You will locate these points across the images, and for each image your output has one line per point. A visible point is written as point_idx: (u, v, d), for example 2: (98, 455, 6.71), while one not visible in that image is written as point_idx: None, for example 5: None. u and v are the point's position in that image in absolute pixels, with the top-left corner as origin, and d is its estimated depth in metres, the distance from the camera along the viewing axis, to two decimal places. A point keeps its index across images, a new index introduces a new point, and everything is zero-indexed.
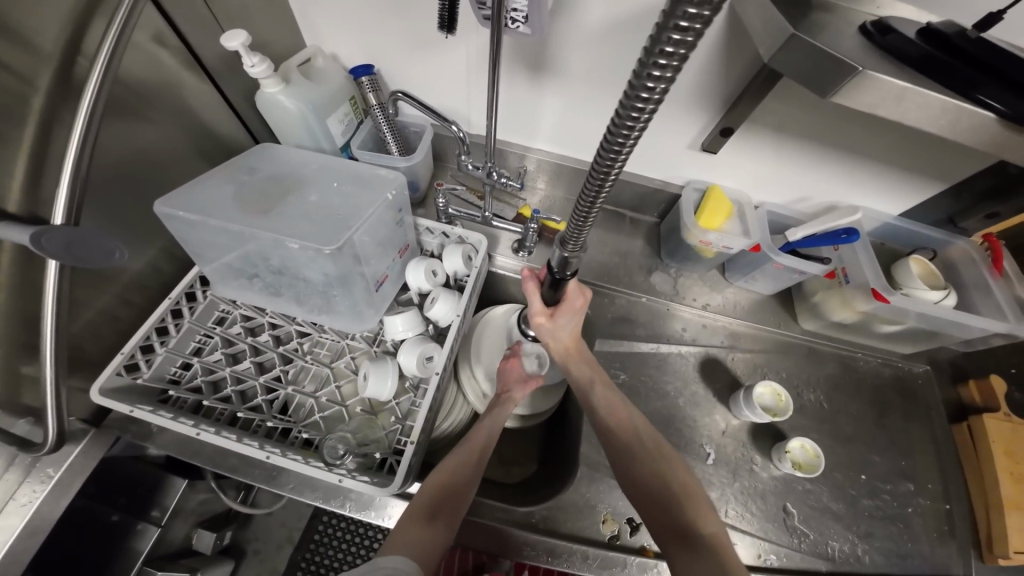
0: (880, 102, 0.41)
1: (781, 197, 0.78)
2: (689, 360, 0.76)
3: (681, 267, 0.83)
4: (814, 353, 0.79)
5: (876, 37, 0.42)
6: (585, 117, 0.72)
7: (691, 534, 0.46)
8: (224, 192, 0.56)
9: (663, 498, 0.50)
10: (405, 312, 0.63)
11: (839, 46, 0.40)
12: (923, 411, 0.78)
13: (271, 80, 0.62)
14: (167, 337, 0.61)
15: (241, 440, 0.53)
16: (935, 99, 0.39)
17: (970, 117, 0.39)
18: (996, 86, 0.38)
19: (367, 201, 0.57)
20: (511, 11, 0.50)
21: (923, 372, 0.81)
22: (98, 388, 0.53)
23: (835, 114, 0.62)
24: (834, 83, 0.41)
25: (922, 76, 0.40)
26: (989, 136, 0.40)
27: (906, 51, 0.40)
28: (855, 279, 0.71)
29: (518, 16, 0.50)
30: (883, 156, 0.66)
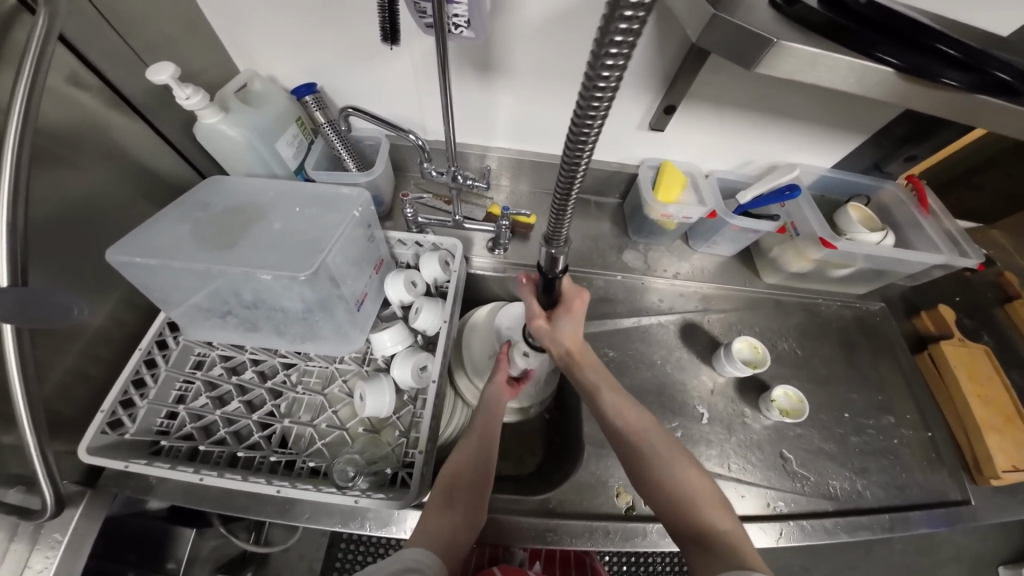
0: (799, 70, 0.45)
1: (729, 163, 0.83)
2: (670, 328, 0.80)
3: (648, 241, 0.87)
4: (782, 304, 0.85)
5: (785, 8, 0.45)
6: (537, 110, 0.74)
7: (706, 535, 0.47)
8: (183, 233, 0.54)
9: (679, 501, 0.50)
10: (391, 327, 0.63)
11: (758, 20, 0.44)
12: (884, 342, 0.86)
13: (208, 110, 0.60)
14: (146, 389, 0.59)
15: (246, 479, 0.52)
16: (843, 61, 0.43)
17: (875, 73, 0.44)
18: (894, 42, 0.43)
19: (335, 221, 0.56)
20: (453, 17, 0.51)
21: (879, 310, 0.89)
22: (84, 448, 0.52)
23: (764, 81, 0.67)
24: (755, 56, 0.44)
25: (829, 40, 0.44)
26: (892, 88, 0.45)
27: (813, 19, 0.44)
28: (803, 231, 0.76)
29: (460, 21, 0.52)
30: (812, 115, 0.72)
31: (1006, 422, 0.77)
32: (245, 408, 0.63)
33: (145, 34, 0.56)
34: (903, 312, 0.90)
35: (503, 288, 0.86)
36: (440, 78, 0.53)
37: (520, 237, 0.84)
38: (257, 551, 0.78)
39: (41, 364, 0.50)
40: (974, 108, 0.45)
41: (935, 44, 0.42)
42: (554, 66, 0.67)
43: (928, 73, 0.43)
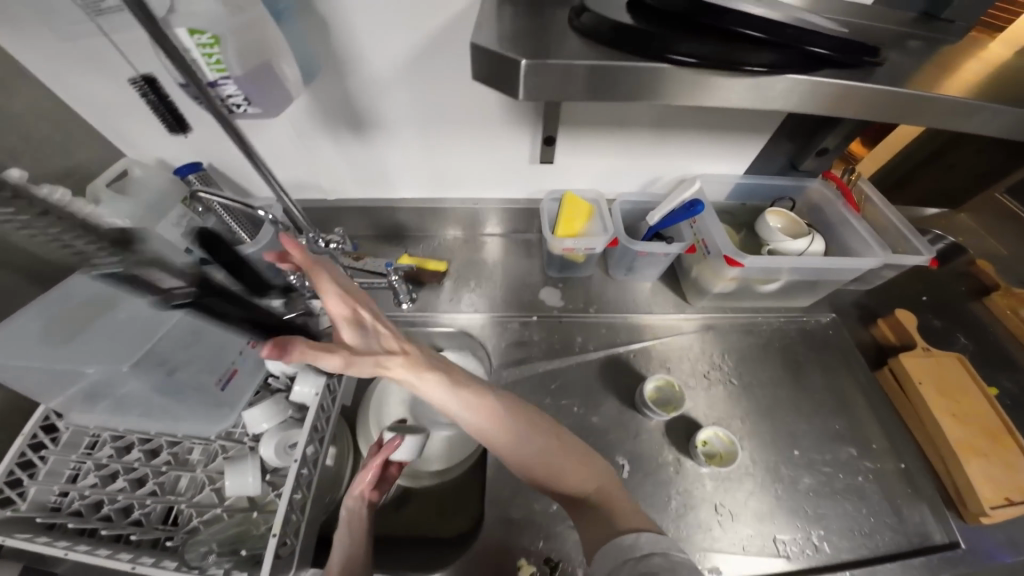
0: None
1: (635, 185, 0.80)
2: (593, 369, 0.74)
3: (567, 277, 0.83)
4: (714, 329, 0.80)
5: (574, 19, 0.39)
6: (420, 156, 0.73)
7: (583, 499, 0.53)
8: (37, 326, 0.54)
9: (558, 473, 0.54)
10: (264, 402, 0.61)
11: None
12: (839, 355, 0.79)
13: (77, 204, 0.60)
14: (38, 468, 0.57)
15: (109, 556, 0.49)
16: (638, 67, 0.35)
17: (682, 80, 0.35)
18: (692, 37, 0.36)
19: (176, 307, 0.59)
20: (225, 98, 0.43)
21: (830, 322, 0.82)
22: None
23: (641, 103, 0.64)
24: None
25: (615, 47, 0.36)
26: (704, 89, 0.36)
27: (598, 29, 0.37)
28: (713, 248, 0.70)
29: (237, 100, 0.43)
30: (703, 125, 0.69)
31: (993, 442, 0.67)
32: (133, 485, 0.60)
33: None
34: (857, 321, 0.84)
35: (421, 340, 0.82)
36: (257, 170, 0.48)
37: (431, 287, 0.81)
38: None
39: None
40: (822, 92, 0.37)
41: (737, 26, 0.35)
42: (421, 114, 0.65)
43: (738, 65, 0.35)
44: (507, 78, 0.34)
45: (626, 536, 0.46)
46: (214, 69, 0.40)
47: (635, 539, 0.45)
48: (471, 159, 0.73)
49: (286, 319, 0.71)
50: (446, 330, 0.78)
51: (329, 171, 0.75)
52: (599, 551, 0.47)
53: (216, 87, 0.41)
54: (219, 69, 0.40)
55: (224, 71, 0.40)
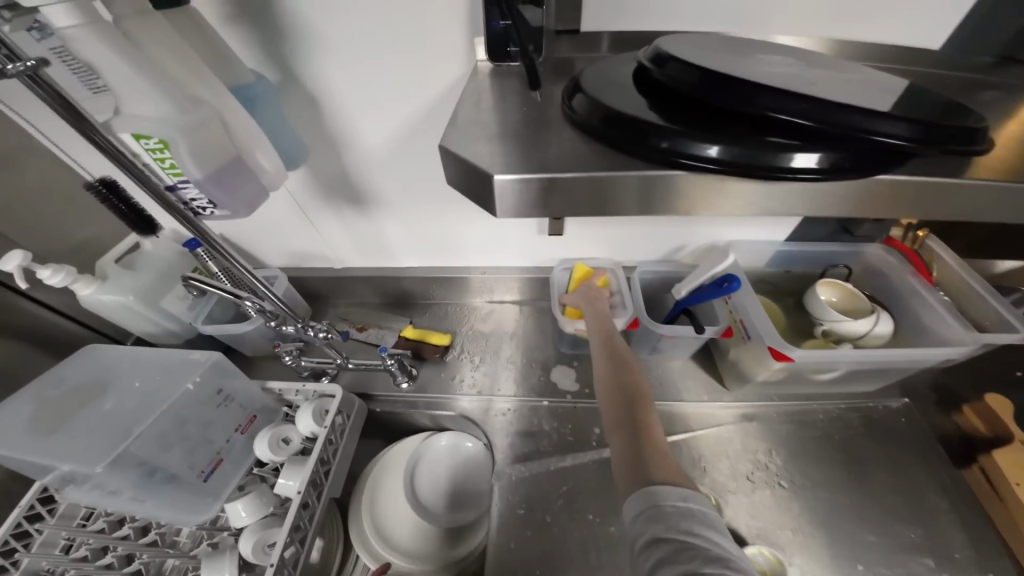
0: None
1: (655, 253, 0.72)
2: (612, 467, 0.64)
3: (582, 353, 0.75)
4: (759, 420, 0.69)
5: (566, 102, 0.32)
6: (423, 225, 0.69)
7: (644, 429, 0.47)
8: (21, 417, 0.50)
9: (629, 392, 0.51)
10: (249, 495, 0.56)
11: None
12: (918, 449, 0.66)
13: (82, 282, 0.60)
14: (31, 539, 0.53)
15: None
16: (618, 177, 0.27)
17: (679, 187, 0.27)
18: (703, 128, 0.27)
19: (167, 393, 0.53)
20: (190, 201, 0.41)
21: (901, 408, 0.69)
22: None
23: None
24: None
25: (605, 146, 0.29)
26: (721, 198, 0.28)
27: (589, 122, 0.30)
28: (753, 332, 0.61)
29: (201, 203, 0.41)
30: None
31: None
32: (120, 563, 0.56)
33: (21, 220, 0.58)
34: (935, 406, 0.69)
35: (423, 420, 0.76)
36: (222, 255, 0.47)
37: (433, 362, 0.76)
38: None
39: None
40: (863, 196, 0.27)
41: (764, 109, 0.25)
42: (422, 185, 0.62)
43: (762, 169, 0.26)
44: (484, 185, 0.29)
45: (670, 489, 0.41)
46: (171, 173, 0.38)
47: (681, 498, 0.40)
48: (477, 227, 0.69)
49: (281, 400, 0.66)
50: (448, 413, 0.72)
51: (334, 241, 0.74)
52: (634, 491, 0.42)
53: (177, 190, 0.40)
54: (176, 173, 0.38)
55: (181, 175, 0.38)
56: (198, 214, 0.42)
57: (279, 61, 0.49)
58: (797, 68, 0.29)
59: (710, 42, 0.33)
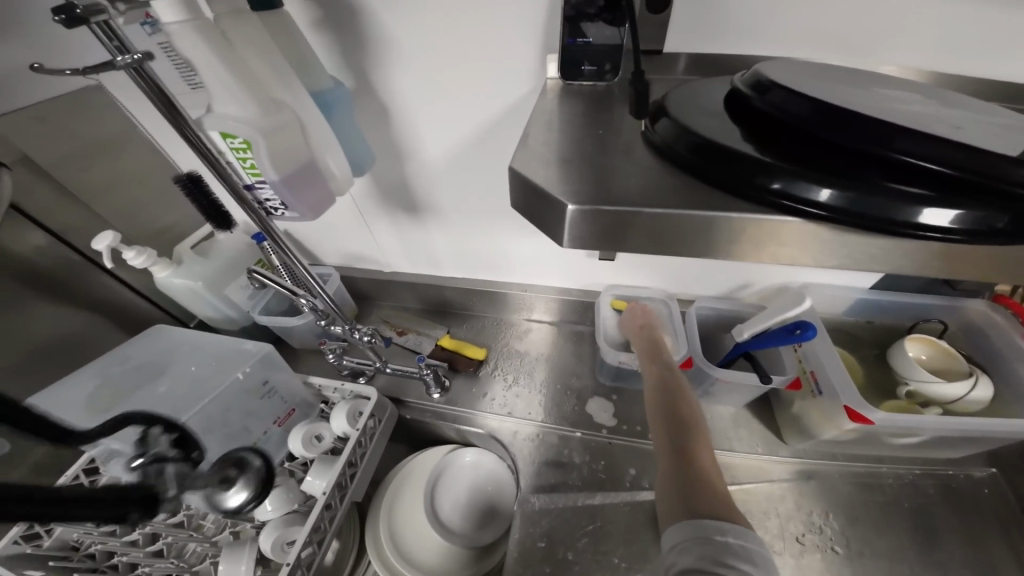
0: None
1: (715, 288, 0.68)
2: (646, 511, 0.60)
3: (624, 384, 0.71)
4: (820, 477, 0.62)
5: (649, 128, 0.31)
6: (473, 238, 0.69)
7: (692, 456, 0.43)
8: (86, 390, 0.54)
9: (675, 413, 0.47)
10: (276, 488, 0.56)
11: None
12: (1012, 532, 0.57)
13: (159, 266, 0.65)
14: None
15: None
16: (712, 219, 0.25)
17: (777, 233, 0.25)
18: (817, 168, 0.24)
19: (215, 382, 0.55)
20: (264, 199, 0.43)
21: (986, 478, 0.61)
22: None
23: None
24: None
25: (693, 177, 0.27)
26: (831, 247, 0.25)
27: (676, 148, 0.28)
28: (827, 390, 0.55)
29: (275, 203, 0.43)
30: None
31: None
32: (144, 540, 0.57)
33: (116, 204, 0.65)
34: None
35: (451, 432, 0.75)
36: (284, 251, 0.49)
37: (466, 375, 0.75)
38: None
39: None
40: (989, 263, 0.23)
41: (897, 152, 0.23)
42: (478, 199, 0.63)
43: (882, 221, 0.23)
44: (550, 212, 0.27)
45: (714, 521, 0.37)
46: (251, 173, 0.40)
47: (721, 530, 0.36)
48: (528, 246, 0.68)
49: (319, 396, 0.67)
50: (475, 429, 0.70)
51: (386, 246, 0.75)
52: (673, 521, 0.39)
53: (254, 189, 0.42)
54: (255, 173, 0.40)
55: (259, 175, 0.40)
56: (270, 214, 0.44)
57: (356, 72, 0.51)
58: (922, 106, 0.26)
59: (816, 70, 0.31)
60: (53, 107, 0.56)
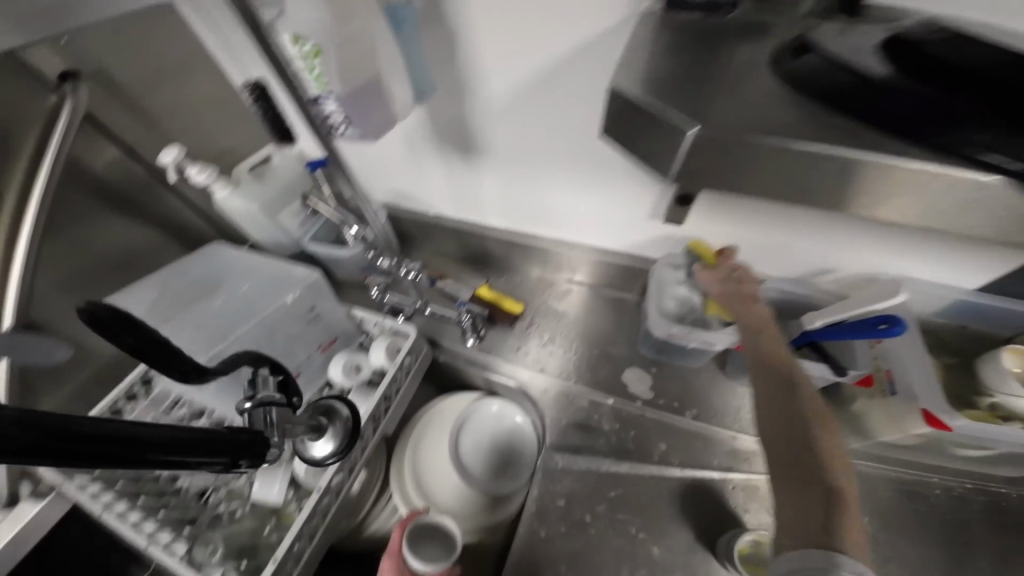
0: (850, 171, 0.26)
1: (785, 268, 0.62)
2: (669, 487, 0.58)
3: (666, 359, 0.67)
4: (863, 481, 0.58)
5: (785, 61, 0.31)
6: (526, 188, 0.65)
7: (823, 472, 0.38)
8: (146, 300, 0.55)
9: (799, 416, 0.41)
10: (314, 414, 0.58)
11: (734, 104, 0.28)
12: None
13: (220, 184, 0.66)
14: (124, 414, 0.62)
15: (136, 525, 0.50)
16: None
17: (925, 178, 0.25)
18: (996, 120, 0.25)
19: (267, 304, 0.56)
20: (327, 115, 0.39)
21: None
22: (43, 458, 0.53)
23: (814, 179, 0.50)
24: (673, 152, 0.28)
25: (845, 119, 0.27)
26: (961, 200, 0.26)
27: (835, 80, 0.28)
28: (902, 391, 0.50)
29: (337, 120, 0.39)
30: None
31: None
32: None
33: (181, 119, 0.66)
34: None
35: (480, 381, 0.75)
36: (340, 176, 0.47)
37: (500, 327, 0.74)
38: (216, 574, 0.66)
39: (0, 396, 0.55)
40: None
41: None
42: (538, 144, 0.58)
43: None
44: None
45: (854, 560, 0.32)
46: (316, 83, 0.36)
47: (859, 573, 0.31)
48: (584, 203, 0.64)
49: (359, 328, 0.69)
50: (505, 381, 0.70)
51: (434, 188, 0.73)
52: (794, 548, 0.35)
53: (318, 102, 0.38)
54: (320, 83, 0.36)
55: (324, 86, 0.36)
56: (330, 133, 0.41)
57: None
58: None
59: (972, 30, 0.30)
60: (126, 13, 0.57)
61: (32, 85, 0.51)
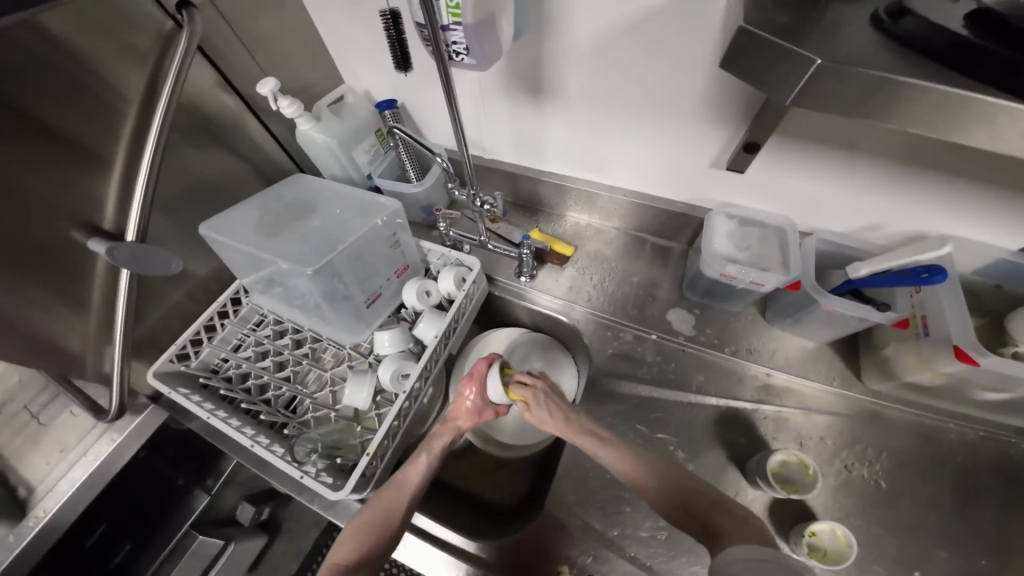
0: (968, 121, 0.28)
1: (837, 223, 0.65)
2: (705, 413, 0.65)
3: (707, 302, 0.73)
4: (884, 420, 0.64)
5: (887, 24, 0.32)
6: (592, 134, 0.69)
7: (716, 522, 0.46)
8: (253, 218, 0.62)
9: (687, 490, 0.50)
10: (393, 329, 0.65)
11: (844, 44, 0.31)
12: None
13: (303, 119, 0.71)
14: (216, 332, 0.69)
15: (239, 426, 0.57)
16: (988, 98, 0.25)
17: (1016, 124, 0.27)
18: None
19: (358, 225, 0.63)
20: (450, 44, 0.43)
21: None
22: (153, 370, 0.60)
23: (882, 132, 0.51)
24: (785, 83, 0.31)
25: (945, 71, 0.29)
26: None
27: (930, 41, 0.30)
28: (936, 333, 0.55)
29: (459, 49, 0.44)
30: (968, 173, 0.52)
31: None
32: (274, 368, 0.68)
33: (269, 52, 0.69)
34: None
35: (530, 317, 0.82)
36: (449, 111, 0.51)
37: (552, 267, 0.80)
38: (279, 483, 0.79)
39: (119, 307, 0.59)
40: None
41: None
42: (617, 91, 0.60)
43: None
44: None
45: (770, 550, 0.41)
46: (450, 12, 0.40)
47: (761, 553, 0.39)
48: (648, 151, 0.67)
49: (425, 261, 0.76)
50: (555, 316, 0.77)
51: (499, 133, 0.77)
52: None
53: (446, 31, 0.42)
54: (454, 13, 0.40)
55: (458, 17, 0.40)
56: (449, 60, 0.45)
57: None
58: None
59: None
60: None
61: (151, 9, 0.53)
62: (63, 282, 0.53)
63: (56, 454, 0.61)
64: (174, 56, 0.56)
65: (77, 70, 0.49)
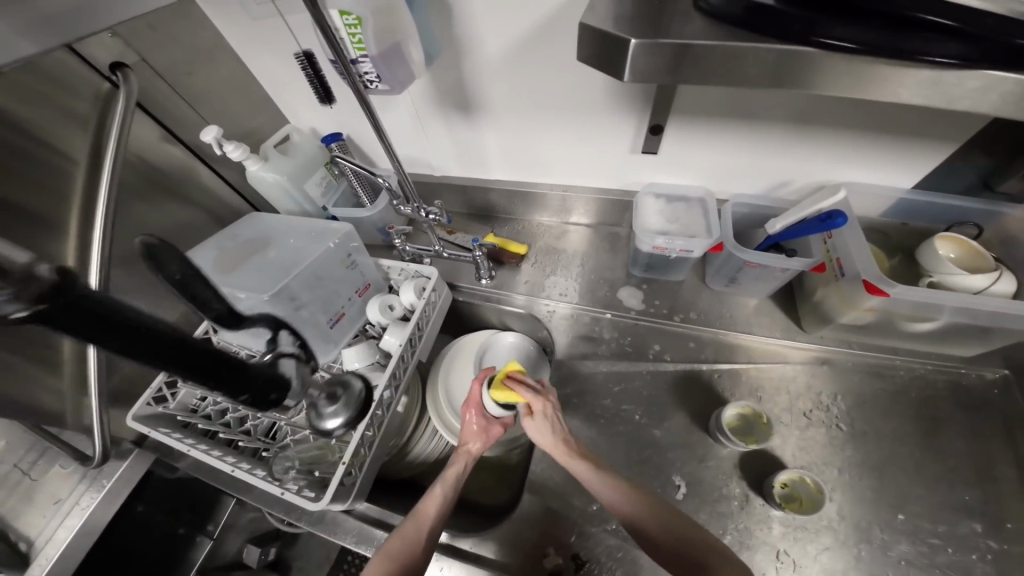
0: (777, 68, 0.34)
1: (752, 187, 0.72)
2: (666, 381, 0.69)
3: (653, 276, 0.79)
4: (833, 364, 0.68)
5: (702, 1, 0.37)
6: (522, 140, 0.75)
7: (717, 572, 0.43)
8: (210, 256, 0.65)
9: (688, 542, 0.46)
10: (359, 346, 0.68)
11: (676, 19, 0.37)
12: (1003, 421, 0.63)
13: (251, 160, 0.74)
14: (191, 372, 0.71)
15: (219, 457, 0.59)
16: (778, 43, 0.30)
17: (806, 63, 0.33)
18: (842, 17, 0.31)
19: (313, 251, 0.66)
20: (362, 74, 0.49)
21: (997, 380, 0.65)
22: (132, 414, 0.62)
23: (760, 102, 0.58)
24: (622, 62, 0.36)
25: (746, 32, 0.34)
26: (848, 77, 0.33)
27: (729, 11, 0.35)
28: (849, 270, 0.61)
29: (371, 77, 0.49)
30: (842, 125, 0.59)
31: None
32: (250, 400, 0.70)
33: (212, 104, 0.74)
34: None
35: (496, 317, 0.85)
36: (380, 138, 0.55)
37: (509, 266, 0.84)
38: (287, 530, 0.78)
39: (89, 359, 0.61)
40: (979, 90, 0.31)
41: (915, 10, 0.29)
42: (532, 98, 0.67)
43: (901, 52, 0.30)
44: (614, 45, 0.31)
45: None
46: (356, 48, 0.46)
47: None
48: (574, 148, 0.73)
49: (387, 278, 0.80)
50: (518, 312, 0.81)
51: (440, 149, 0.82)
52: None
53: (356, 64, 0.48)
54: (359, 47, 0.46)
55: (364, 50, 0.46)
56: (364, 89, 0.51)
57: None
58: None
59: None
60: (163, 15, 0.64)
61: (87, 74, 0.57)
62: (32, 340, 0.56)
63: (52, 506, 0.62)
64: (115, 116, 0.59)
65: (26, 139, 0.53)
